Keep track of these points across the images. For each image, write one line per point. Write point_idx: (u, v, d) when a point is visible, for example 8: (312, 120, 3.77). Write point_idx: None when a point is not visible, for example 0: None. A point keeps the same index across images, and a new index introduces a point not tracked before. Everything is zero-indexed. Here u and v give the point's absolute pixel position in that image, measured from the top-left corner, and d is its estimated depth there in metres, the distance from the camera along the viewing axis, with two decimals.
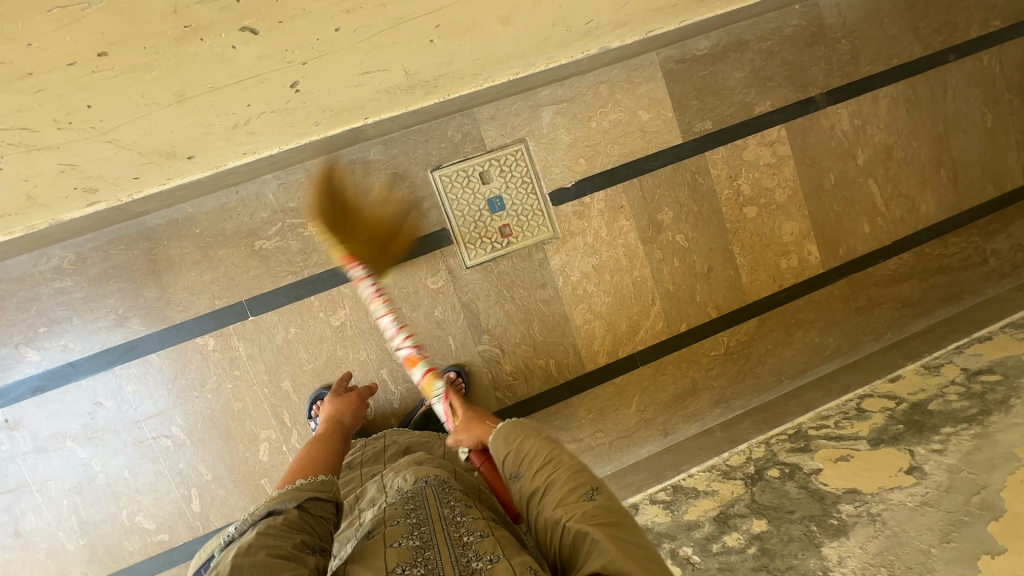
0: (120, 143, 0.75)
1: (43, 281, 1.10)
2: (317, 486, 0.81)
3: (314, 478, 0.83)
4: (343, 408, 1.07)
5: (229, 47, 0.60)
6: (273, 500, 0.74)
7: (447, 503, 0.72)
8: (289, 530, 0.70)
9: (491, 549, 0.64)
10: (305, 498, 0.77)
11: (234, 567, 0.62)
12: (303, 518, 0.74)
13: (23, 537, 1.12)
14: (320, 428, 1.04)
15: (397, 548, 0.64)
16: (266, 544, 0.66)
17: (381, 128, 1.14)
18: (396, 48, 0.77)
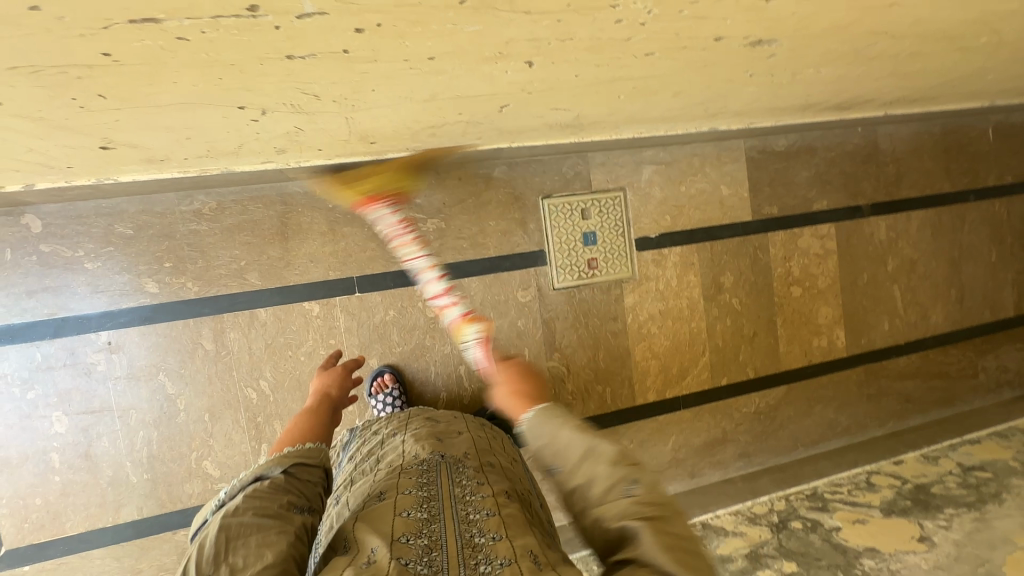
0: (350, 120, 0.87)
1: (181, 220, 1.17)
2: (305, 455, 0.86)
3: (298, 447, 0.89)
4: (330, 381, 1.09)
5: (504, 71, 0.74)
6: (257, 468, 0.81)
7: (459, 483, 0.79)
8: (274, 495, 0.76)
9: (495, 527, 0.69)
10: (290, 463, 0.83)
11: (223, 527, 0.69)
12: (291, 482, 0.80)
13: (92, 460, 1.14)
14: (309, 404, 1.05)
15: (403, 518, 0.70)
16: (253, 506, 0.72)
17: (515, 152, 1.29)
18: (594, 96, 0.92)
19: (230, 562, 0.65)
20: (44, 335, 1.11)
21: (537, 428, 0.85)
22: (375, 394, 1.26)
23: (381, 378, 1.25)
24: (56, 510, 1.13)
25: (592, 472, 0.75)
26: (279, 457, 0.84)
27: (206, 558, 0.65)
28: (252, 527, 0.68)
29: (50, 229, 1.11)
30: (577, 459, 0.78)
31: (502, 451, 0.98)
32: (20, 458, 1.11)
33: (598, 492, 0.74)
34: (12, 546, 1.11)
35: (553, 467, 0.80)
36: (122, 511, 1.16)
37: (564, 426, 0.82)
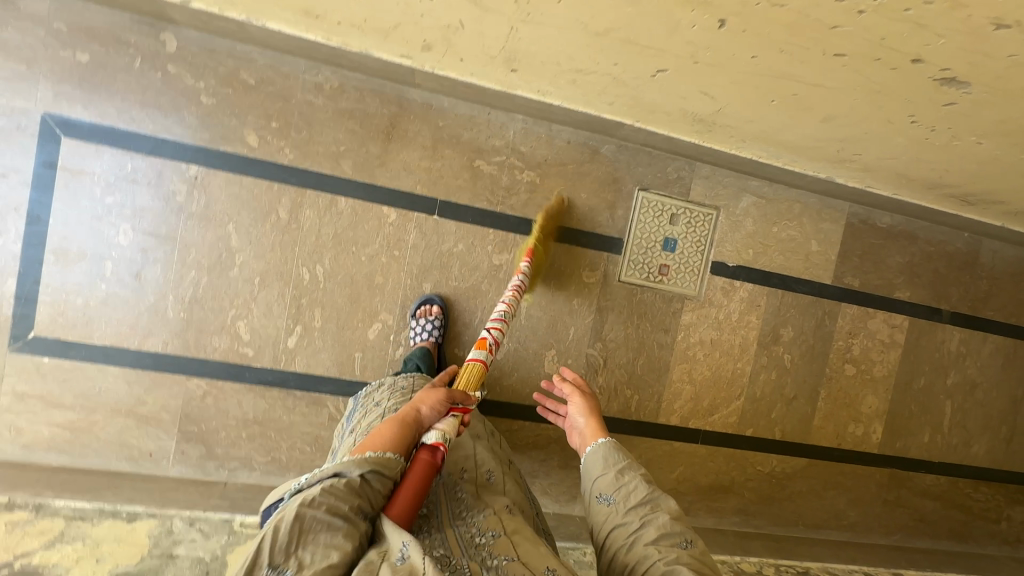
0: (512, 33, 0.87)
1: (301, 88, 1.18)
2: (382, 463, 0.67)
3: (381, 453, 0.68)
4: (432, 397, 0.79)
5: (691, 24, 0.73)
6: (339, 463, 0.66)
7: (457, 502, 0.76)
8: (348, 497, 0.63)
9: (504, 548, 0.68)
10: (367, 469, 0.66)
11: (297, 515, 0.59)
12: (364, 491, 0.65)
13: (140, 282, 1.15)
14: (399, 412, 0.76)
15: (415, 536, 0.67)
16: (328, 502, 0.61)
17: (631, 134, 1.27)
18: (750, 90, 0.91)
19: (295, 556, 0.58)
20: (140, 149, 1.13)
21: (602, 459, 0.93)
22: (417, 318, 1.25)
23: (426, 305, 1.24)
24: (91, 316, 1.14)
25: (650, 514, 0.83)
26: (360, 459, 0.66)
27: (276, 545, 0.58)
28: (320, 526, 0.60)
29: (181, 53, 1.13)
30: (637, 499, 0.85)
31: (503, 458, 0.95)
32: (78, 255, 1.12)
33: (648, 535, 0.80)
34: (39, 334, 1.12)
35: (603, 497, 0.88)
36: (149, 340, 1.17)
37: (631, 468, 0.90)
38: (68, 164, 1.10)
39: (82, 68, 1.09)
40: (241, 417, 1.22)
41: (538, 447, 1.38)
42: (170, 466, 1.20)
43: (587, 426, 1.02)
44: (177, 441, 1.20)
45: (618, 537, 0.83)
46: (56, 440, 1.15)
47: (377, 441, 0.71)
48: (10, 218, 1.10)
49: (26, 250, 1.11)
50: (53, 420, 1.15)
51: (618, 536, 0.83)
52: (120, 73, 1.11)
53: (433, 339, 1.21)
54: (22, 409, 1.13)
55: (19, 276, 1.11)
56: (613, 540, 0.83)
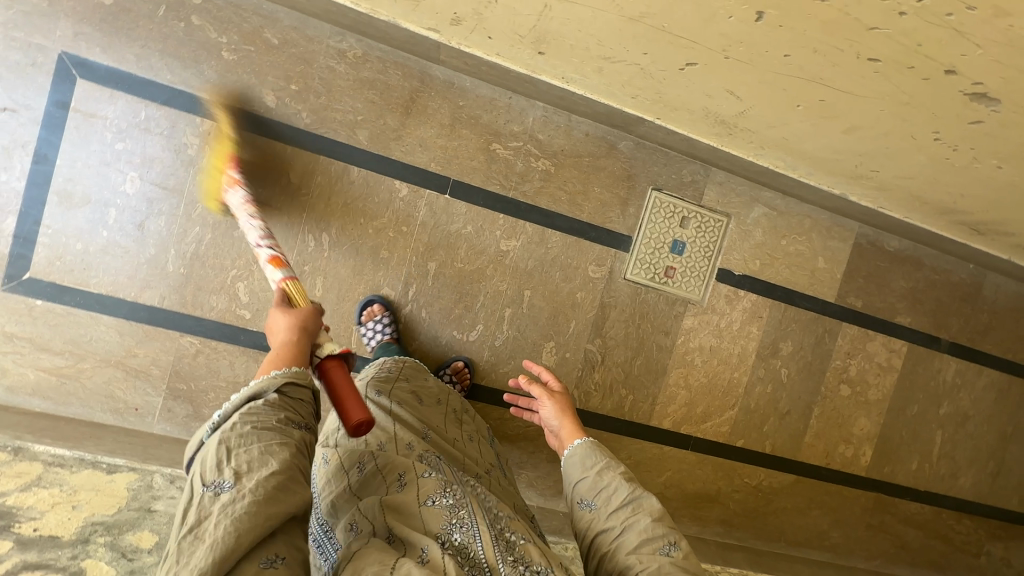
0: (545, 11, 0.86)
1: (324, 53, 1.16)
2: (295, 376, 0.70)
3: (288, 368, 0.70)
4: (304, 313, 0.79)
5: (729, 14, 0.73)
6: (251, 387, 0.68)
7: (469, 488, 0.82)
8: (273, 411, 0.67)
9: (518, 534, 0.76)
10: (281, 385, 0.69)
11: (221, 440, 0.63)
12: (284, 403, 0.68)
13: (142, 232, 1.13)
14: (280, 339, 0.75)
15: (430, 512, 0.73)
16: (250, 421, 0.65)
17: (650, 132, 1.26)
18: (779, 93, 0.90)
19: (233, 470, 0.61)
20: (155, 98, 1.11)
21: (580, 462, 0.92)
22: (364, 322, 1.22)
23: (369, 305, 1.21)
24: (89, 262, 1.12)
25: (631, 517, 0.82)
26: (269, 377, 0.68)
27: (209, 466, 0.61)
28: (252, 438, 0.63)
29: (207, 5, 1.11)
30: (619, 502, 0.85)
31: (489, 462, 1.00)
32: (82, 199, 1.11)
33: (630, 542, 0.80)
34: (35, 276, 1.10)
35: (585, 502, 0.88)
36: (146, 293, 1.15)
37: (610, 469, 0.89)
38: (81, 106, 1.09)
39: (105, 11, 1.08)
40: (231, 380, 1.20)
41: (528, 438, 1.37)
42: (155, 423, 1.18)
43: (563, 426, 1.02)
44: (165, 398, 1.18)
45: (602, 542, 0.84)
46: (41, 385, 1.13)
47: (274, 364, 0.71)
48: (16, 155, 1.08)
49: (29, 188, 1.08)
50: (41, 364, 1.12)
51: (603, 542, 0.84)
52: (143, 19, 1.09)
53: (392, 335, 1.19)
54: (10, 351, 1.11)
55: (20, 215, 1.09)
56: (598, 545, 0.84)
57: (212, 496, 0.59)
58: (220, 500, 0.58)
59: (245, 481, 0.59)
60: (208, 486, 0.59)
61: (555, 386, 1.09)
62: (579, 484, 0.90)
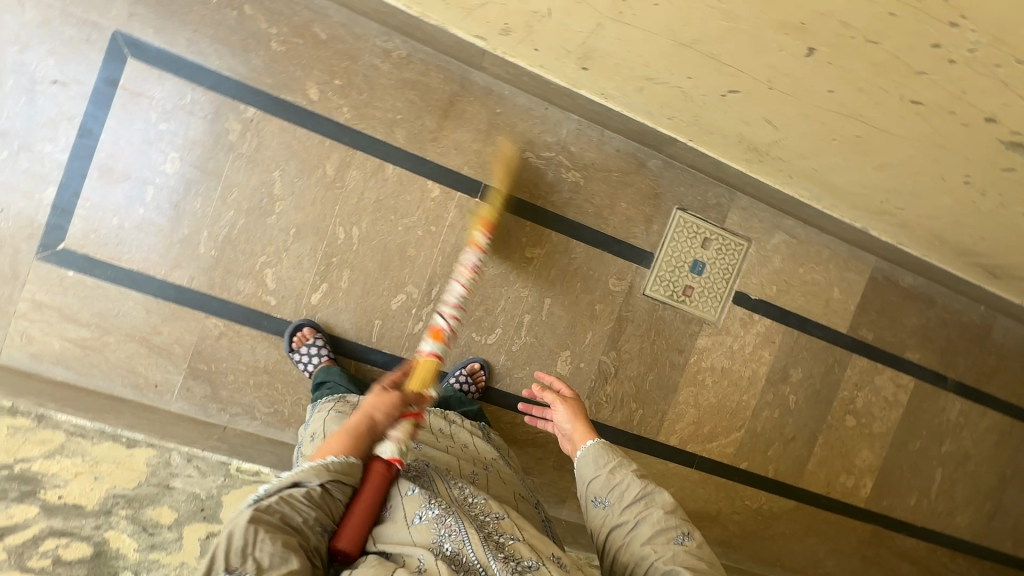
0: (597, 31, 0.88)
1: (369, 52, 1.19)
2: (344, 472, 0.71)
3: (343, 459, 0.72)
4: (384, 403, 0.80)
5: (780, 48, 0.75)
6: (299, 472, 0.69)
7: (457, 490, 0.82)
8: (309, 506, 0.67)
9: (510, 530, 0.74)
10: (328, 478, 0.70)
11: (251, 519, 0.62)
12: (321, 501, 0.68)
13: (178, 213, 1.15)
14: (351, 420, 0.77)
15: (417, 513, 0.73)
16: (286, 511, 0.65)
17: (680, 153, 1.29)
18: (816, 127, 0.93)
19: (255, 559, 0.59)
20: (201, 83, 1.13)
21: (592, 461, 0.90)
22: (296, 348, 1.18)
23: (299, 330, 1.18)
24: (123, 237, 1.13)
25: (645, 511, 0.80)
26: (322, 466, 0.70)
27: (231, 548, 0.59)
28: (280, 531, 0.62)
29: None
30: (632, 496, 0.82)
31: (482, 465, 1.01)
32: (122, 175, 1.12)
33: (644, 533, 0.78)
34: (69, 247, 1.12)
35: (598, 500, 0.85)
36: (176, 272, 1.16)
37: (622, 466, 0.87)
38: (130, 85, 1.11)
39: None
40: (251, 364, 1.21)
41: (536, 445, 1.38)
42: (173, 401, 1.19)
43: (576, 430, 0.98)
44: (185, 376, 1.19)
45: (616, 540, 0.81)
46: (65, 355, 1.14)
47: (333, 446, 0.73)
48: (61, 127, 1.09)
49: (72, 161, 1.10)
50: (66, 334, 1.14)
51: (617, 539, 0.81)
52: (197, 4, 1.11)
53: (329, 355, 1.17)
54: (37, 319, 1.12)
55: (60, 186, 1.10)
56: (614, 543, 0.81)
57: None
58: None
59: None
60: (225, 572, 0.57)
61: (566, 392, 1.05)
62: (592, 479, 0.88)
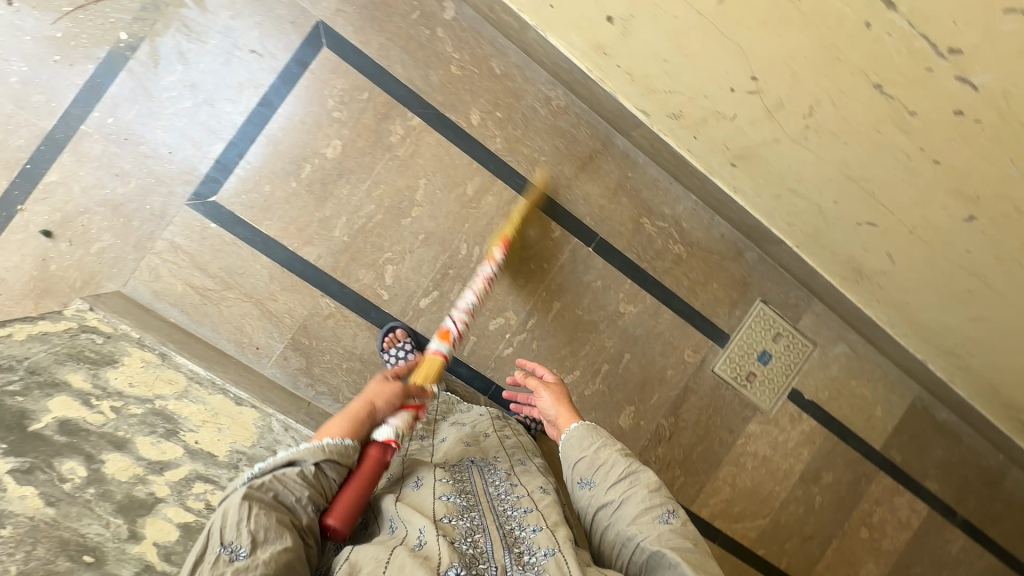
0: (771, 143, 0.98)
1: (533, 95, 1.29)
2: (338, 454, 0.75)
3: (340, 441, 0.76)
4: (385, 392, 0.87)
5: (944, 209, 0.88)
6: (295, 451, 0.73)
7: (491, 484, 0.87)
8: (302, 484, 0.70)
9: (534, 520, 0.77)
10: (323, 457, 0.73)
11: (246, 497, 0.65)
12: (315, 482, 0.72)
13: (325, 194, 1.22)
14: (354, 404, 0.83)
15: (444, 502, 0.77)
16: (276, 490, 0.68)
17: (779, 253, 1.40)
18: (935, 271, 1.03)
19: (252, 535, 0.62)
20: (379, 84, 1.22)
21: (578, 442, 0.92)
22: (387, 348, 1.24)
23: (390, 331, 1.24)
24: (270, 204, 1.20)
25: (629, 490, 0.83)
26: (319, 447, 0.74)
27: (227, 526, 0.62)
28: (271, 509, 0.65)
29: (453, 22, 1.24)
30: (617, 476, 0.85)
31: (533, 452, 1.09)
32: (286, 148, 1.19)
33: (629, 512, 0.81)
34: (220, 202, 1.18)
35: (585, 481, 0.88)
36: (307, 247, 1.22)
37: (607, 446, 0.90)
38: (318, 71, 1.19)
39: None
40: (349, 349, 1.26)
41: None
42: (268, 366, 1.23)
43: (560, 414, 1.01)
44: (286, 346, 1.24)
45: (601, 520, 0.84)
46: (184, 299, 1.18)
47: (334, 430, 0.78)
48: (246, 92, 1.17)
49: (246, 125, 1.17)
50: (191, 280, 1.18)
51: (602, 517, 0.84)
52: (396, 15, 1.21)
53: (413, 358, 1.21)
54: (170, 259, 1.17)
55: (229, 144, 1.17)
56: (599, 522, 0.84)
57: (225, 559, 0.59)
58: (232, 566, 0.58)
59: (260, 552, 0.60)
60: (223, 548, 0.60)
61: (549, 378, 1.09)
62: (578, 459, 0.91)
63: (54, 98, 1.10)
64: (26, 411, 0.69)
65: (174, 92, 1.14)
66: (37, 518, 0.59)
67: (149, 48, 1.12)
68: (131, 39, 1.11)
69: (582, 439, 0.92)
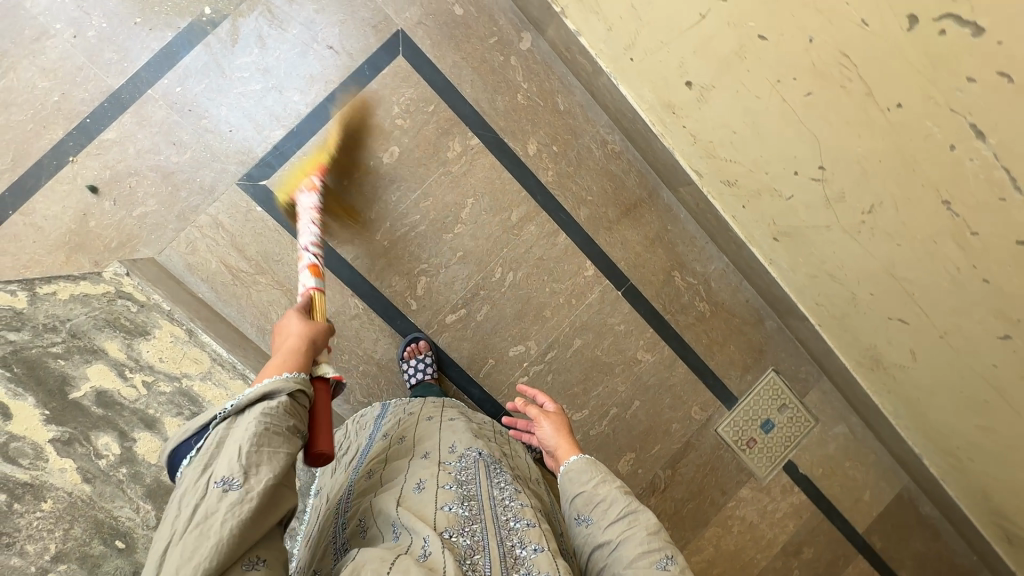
0: (822, 229, 1.01)
1: (591, 136, 1.31)
2: (305, 381, 0.62)
3: (303, 373, 0.63)
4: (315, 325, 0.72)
5: (981, 326, 0.89)
6: (264, 384, 0.58)
7: (495, 488, 0.82)
8: (286, 415, 0.57)
9: (537, 539, 0.72)
10: (299, 386, 0.60)
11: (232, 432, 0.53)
12: (296, 413, 0.59)
13: (374, 197, 1.22)
14: (288, 342, 0.68)
15: (445, 512, 0.73)
16: (261, 420, 0.55)
17: (799, 328, 1.42)
18: (957, 379, 1.06)
19: (243, 468, 0.51)
20: (446, 100, 1.24)
21: (576, 475, 0.82)
22: (407, 359, 1.25)
23: (413, 342, 1.25)
24: (319, 198, 1.20)
25: (628, 531, 0.73)
26: (287, 378, 0.60)
27: (219, 460, 0.52)
28: (262, 439, 0.53)
29: (528, 53, 1.26)
30: (616, 515, 0.75)
31: (531, 470, 1.02)
32: (344, 146, 1.20)
33: (626, 556, 0.71)
34: (270, 187, 1.18)
35: (581, 518, 0.78)
36: (346, 246, 1.22)
37: (607, 481, 0.79)
38: (390, 77, 1.20)
39: (452, 18, 1.22)
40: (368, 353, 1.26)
41: None
42: None
43: (560, 446, 0.91)
44: None
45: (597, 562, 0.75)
46: (216, 276, 1.18)
47: (284, 364, 0.63)
48: (316, 85, 1.18)
49: (310, 116, 1.18)
50: (226, 259, 1.18)
51: (597, 558, 0.75)
52: (474, 37, 1.24)
53: (430, 373, 1.22)
54: (210, 235, 1.17)
55: (289, 133, 1.18)
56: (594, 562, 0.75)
57: (221, 493, 0.50)
58: (228, 500, 0.49)
59: (256, 482, 0.51)
60: (217, 482, 0.50)
61: (549, 406, 0.99)
62: (574, 492, 0.80)
63: (127, 59, 1.10)
64: (67, 377, 0.72)
65: (246, 73, 1.15)
66: (76, 495, 0.63)
67: (230, 26, 1.13)
68: (214, 14, 1.12)
69: (581, 474, 0.81)
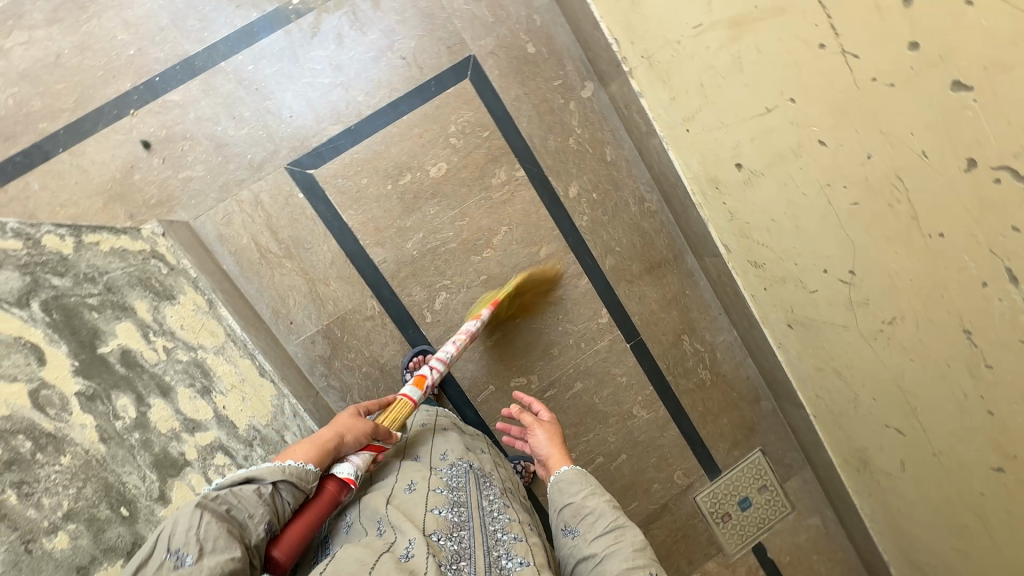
0: (840, 328, 1.04)
1: (630, 191, 1.36)
2: (298, 479, 0.68)
3: (303, 466, 0.69)
4: (357, 427, 0.78)
5: (978, 453, 0.91)
6: (256, 468, 0.67)
7: (485, 498, 0.81)
8: (257, 501, 0.64)
9: (523, 554, 0.71)
10: (282, 478, 0.67)
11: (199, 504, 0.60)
12: (271, 503, 0.66)
13: (413, 207, 1.25)
14: (324, 434, 0.75)
15: (434, 515, 0.72)
16: (229, 503, 0.63)
17: (792, 414, 1.45)
18: (943, 497, 1.07)
19: (199, 543, 0.58)
20: (502, 130, 1.28)
21: (566, 486, 0.82)
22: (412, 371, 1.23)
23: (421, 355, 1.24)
24: (361, 197, 1.22)
25: (613, 546, 0.73)
26: (280, 466, 0.67)
27: (176, 533, 0.58)
28: (224, 518, 0.61)
29: (587, 102, 1.31)
30: (602, 528, 0.76)
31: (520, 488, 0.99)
32: (396, 153, 1.23)
33: (610, 570, 0.71)
34: (316, 177, 1.20)
35: (568, 529, 0.79)
36: (376, 248, 1.24)
37: (596, 494, 0.80)
38: (454, 98, 1.24)
39: (523, 54, 1.27)
40: (374, 356, 1.26)
41: None
42: (293, 343, 1.22)
43: (551, 456, 0.91)
44: (317, 331, 1.23)
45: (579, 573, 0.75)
46: (244, 252, 1.19)
47: (298, 450, 0.71)
48: (382, 91, 1.21)
49: (370, 119, 1.21)
50: (258, 238, 1.19)
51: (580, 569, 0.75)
52: (540, 76, 1.28)
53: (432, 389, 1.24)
54: (248, 211, 1.18)
55: (347, 130, 1.21)
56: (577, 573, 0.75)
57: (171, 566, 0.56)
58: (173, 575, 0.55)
59: (206, 563, 0.57)
60: (170, 554, 0.57)
61: (543, 415, 0.99)
62: (563, 503, 0.81)
63: (209, 29, 1.13)
64: (98, 332, 0.81)
65: (319, 66, 1.18)
66: (91, 453, 0.69)
67: (314, 20, 1.17)
68: (301, 6, 1.16)
69: (570, 486, 0.82)
